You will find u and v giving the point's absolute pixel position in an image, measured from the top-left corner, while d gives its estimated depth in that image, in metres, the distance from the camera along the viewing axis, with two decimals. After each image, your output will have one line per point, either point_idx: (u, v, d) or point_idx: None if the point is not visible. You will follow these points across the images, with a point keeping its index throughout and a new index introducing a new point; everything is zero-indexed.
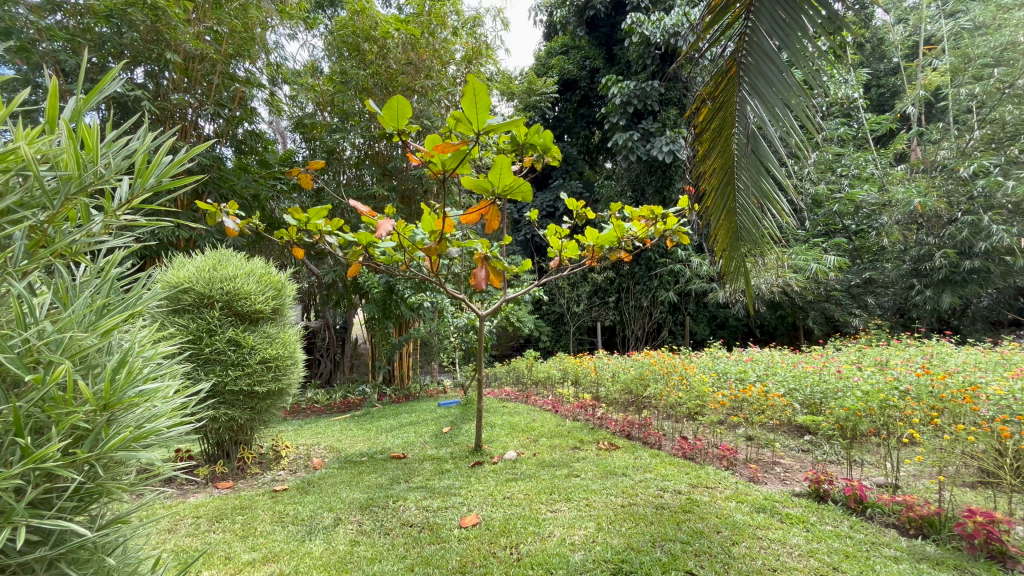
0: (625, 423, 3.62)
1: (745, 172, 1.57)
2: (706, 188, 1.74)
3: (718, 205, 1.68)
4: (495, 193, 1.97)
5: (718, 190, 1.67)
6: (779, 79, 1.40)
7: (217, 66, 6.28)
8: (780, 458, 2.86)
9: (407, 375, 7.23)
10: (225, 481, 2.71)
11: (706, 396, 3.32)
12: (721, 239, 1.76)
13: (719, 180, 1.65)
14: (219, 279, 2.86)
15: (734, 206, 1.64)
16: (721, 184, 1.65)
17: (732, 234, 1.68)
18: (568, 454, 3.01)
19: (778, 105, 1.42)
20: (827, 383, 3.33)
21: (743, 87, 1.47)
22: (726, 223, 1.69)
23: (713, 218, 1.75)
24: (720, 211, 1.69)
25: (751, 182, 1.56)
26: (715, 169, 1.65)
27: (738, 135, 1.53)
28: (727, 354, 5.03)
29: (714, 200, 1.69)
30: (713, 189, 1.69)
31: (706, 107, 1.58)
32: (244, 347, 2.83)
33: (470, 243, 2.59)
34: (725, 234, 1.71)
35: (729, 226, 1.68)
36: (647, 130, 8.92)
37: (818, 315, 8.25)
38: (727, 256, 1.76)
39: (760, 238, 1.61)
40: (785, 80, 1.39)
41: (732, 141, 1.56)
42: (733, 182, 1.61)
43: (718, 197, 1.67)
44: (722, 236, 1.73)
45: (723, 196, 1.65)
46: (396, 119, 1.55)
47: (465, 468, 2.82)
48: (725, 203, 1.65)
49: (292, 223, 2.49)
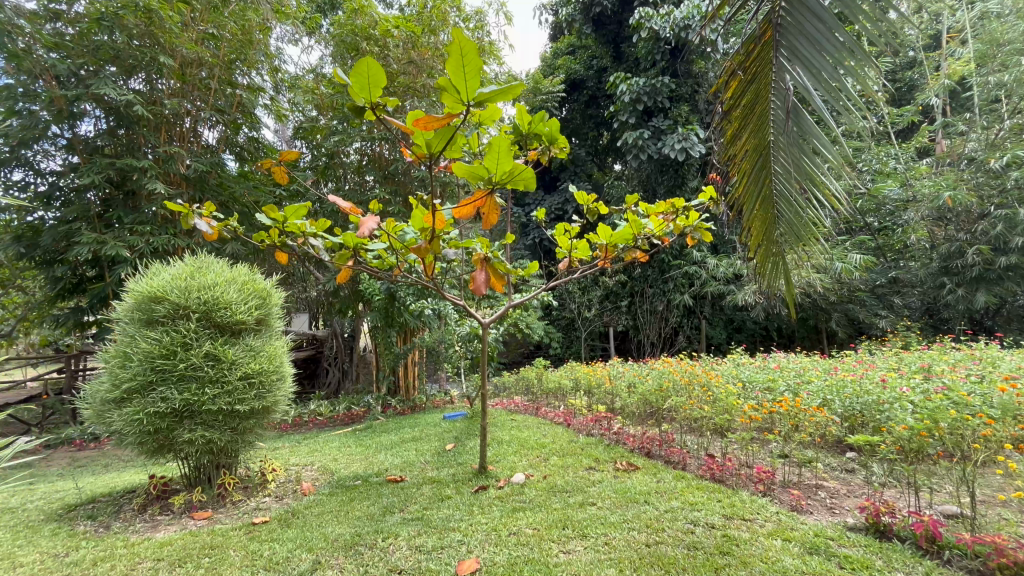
0: (644, 438, 3.30)
1: (784, 153, 1.28)
2: (736, 175, 1.44)
3: (751, 193, 1.38)
4: (492, 182, 1.69)
5: (750, 177, 1.37)
6: (828, 40, 1.15)
7: (215, 71, 6.10)
8: (823, 481, 2.53)
9: (413, 385, 6.98)
10: (203, 511, 2.45)
11: (735, 410, 3.00)
12: (753, 235, 1.44)
13: (752, 164, 1.36)
14: (196, 287, 2.62)
15: (771, 192, 1.34)
16: (753, 169, 1.36)
17: (768, 228, 1.37)
18: (582, 477, 2.71)
19: (828, 69, 1.15)
20: (869, 393, 3.01)
21: (781, 52, 1.21)
22: (761, 214, 1.38)
23: (743, 209, 1.44)
24: (753, 200, 1.38)
25: (790, 164, 1.28)
26: (747, 151, 1.36)
27: (775, 108, 1.26)
28: (750, 360, 4.69)
29: (747, 188, 1.39)
30: (745, 174, 1.39)
31: (736, 79, 1.32)
32: (224, 362, 2.58)
33: (468, 242, 2.32)
34: (759, 229, 1.40)
35: (763, 217, 1.37)
36: (658, 128, 8.61)
37: (841, 317, 7.88)
38: (760, 254, 1.44)
39: (803, 231, 1.31)
40: (835, 39, 1.13)
41: (769, 116, 1.28)
42: (770, 165, 1.32)
43: (752, 186, 1.37)
44: (755, 233, 1.42)
45: (757, 182, 1.36)
46: (368, 89, 1.29)
47: (467, 494, 2.53)
48: (760, 191, 1.36)
49: (268, 223, 2.23)
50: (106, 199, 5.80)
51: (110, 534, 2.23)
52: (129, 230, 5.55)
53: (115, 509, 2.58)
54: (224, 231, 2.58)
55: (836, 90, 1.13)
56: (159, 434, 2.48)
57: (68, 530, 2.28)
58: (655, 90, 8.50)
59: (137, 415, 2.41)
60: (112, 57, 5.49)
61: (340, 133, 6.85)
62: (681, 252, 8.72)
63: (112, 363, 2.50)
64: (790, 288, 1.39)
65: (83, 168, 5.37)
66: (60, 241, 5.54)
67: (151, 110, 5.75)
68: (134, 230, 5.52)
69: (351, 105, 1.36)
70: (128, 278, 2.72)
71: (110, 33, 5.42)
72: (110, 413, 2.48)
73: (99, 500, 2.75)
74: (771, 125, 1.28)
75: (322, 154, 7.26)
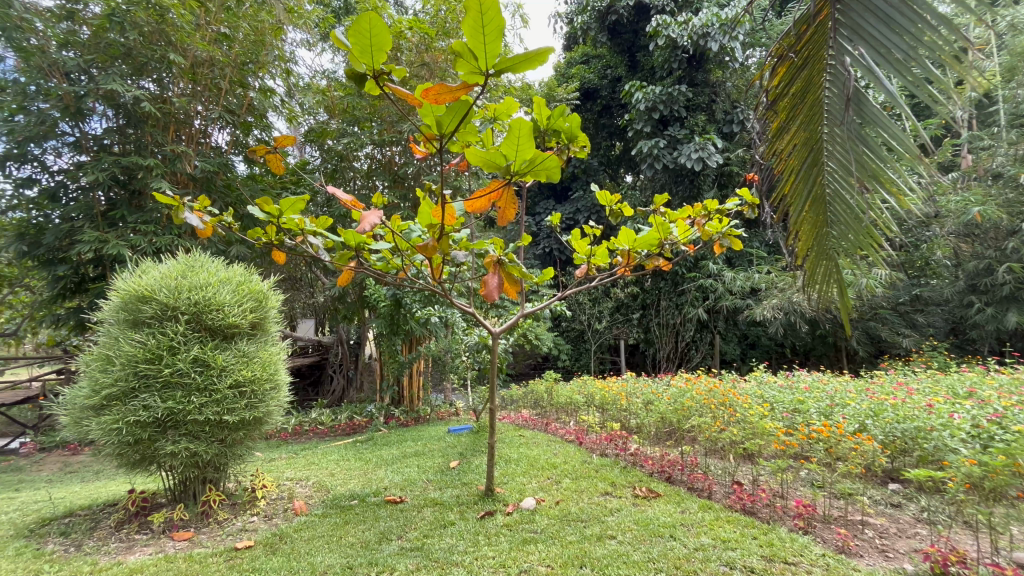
0: (663, 461, 3.06)
1: (841, 147, 1.09)
2: (781, 173, 1.25)
3: (799, 194, 1.19)
4: (510, 171, 1.49)
5: (796, 175, 1.18)
6: (904, 11, 0.93)
7: (226, 71, 5.99)
8: (869, 517, 2.27)
9: (418, 396, 6.74)
10: (183, 532, 2.25)
11: (766, 434, 2.74)
12: (803, 240, 1.23)
13: (799, 160, 1.16)
14: (187, 287, 2.45)
15: (823, 193, 1.14)
16: (800, 166, 1.17)
17: (820, 230, 1.17)
18: (597, 504, 2.46)
19: (901, 47, 0.93)
20: (913, 418, 2.75)
21: (840, 31, 1.01)
22: (810, 217, 1.18)
23: (789, 213, 1.24)
24: (801, 201, 1.19)
25: (846, 160, 1.08)
26: (796, 145, 1.16)
27: (830, 96, 1.06)
28: (772, 378, 4.45)
29: (793, 187, 1.20)
30: (791, 173, 1.20)
31: (786, 64, 1.13)
32: (213, 368, 2.39)
33: (480, 244, 2.12)
34: (806, 233, 1.20)
35: (814, 220, 1.18)
36: (674, 137, 8.40)
37: (862, 335, 7.61)
38: (811, 261, 1.23)
39: (865, 235, 1.11)
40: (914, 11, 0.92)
41: (823, 106, 1.08)
42: (821, 161, 1.12)
43: (799, 185, 1.18)
44: (803, 238, 1.22)
45: (806, 181, 1.16)
46: (372, 54, 1.10)
47: (472, 520, 2.30)
48: (809, 191, 1.16)
49: (261, 218, 2.02)
50: (111, 198, 5.70)
51: (79, 557, 2.03)
52: (133, 229, 5.43)
53: (90, 525, 2.38)
54: (220, 227, 2.41)
55: (911, 71, 0.91)
56: (139, 445, 2.29)
57: (35, 550, 2.10)
58: (671, 99, 8.30)
59: (115, 424, 2.23)
60: (123, 55, 5.41)
61: (350, 137, 6.74)
62: (696, 265, 8.46)
63: (93, 366, 2.32)
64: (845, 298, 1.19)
65: (89, 165, 5.28)
66: (63, 239, 5.45)
67: (161, 109, 5.68)
68: (137, 230, 5.39)
69: (350, 75, 1.17)
70: (117, 276, 2.55)
71: (122, 30, 5.34)
72: (88, 421, 2.30)
73: (77, 514, 2.56)
74: (825, 116, 1.09)
75: (331, 158, 7.13)
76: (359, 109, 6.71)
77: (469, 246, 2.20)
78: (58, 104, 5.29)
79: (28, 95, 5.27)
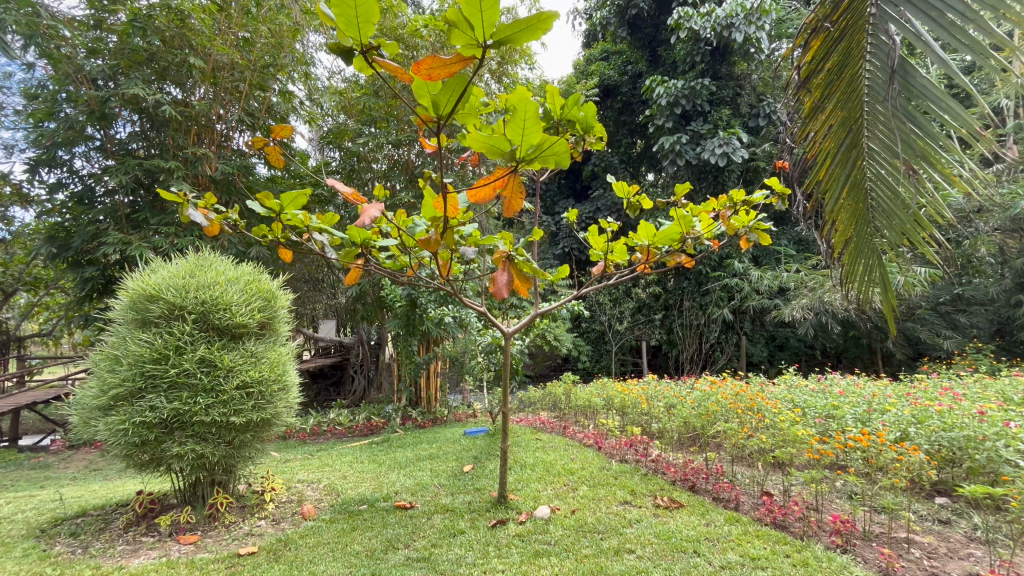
0: (686, 468, 2.91)
1: (884, 127, 1.06)
2: (816, 156, 1.23)
3: (836, 179, 1.17)
4: (516, 157, 1.36)
5: (834, 158, 1.16)
6: None
7: (247, 74, 6.03)
8: (914, 534, 2.09)
9: (435, 397, 6.67)
10: (189, 535, 2.22)
11: (799, 442, 2.57)
12: (840, 228, 1.22)
13: (838, 141, 1.14)
14: (194, 286, 2.42)
15: (863, 176, 1.12)
16: (838, 149, 1.14)
17: (859, 219, 1.15)
18: (615, 514, 2.33)
19: (955, 8, 0.90)
20: (961, 425, 2.55)
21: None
22: (848, 205, 1.16)
23: (826, 200, 1.22)
24: (839, 187, 1.17)
25: (890, 141, 1.06)
26: (832, 125, 1.15)
27: (872, 71, 1.05)
28: (803, 381, 4.22)
29: (830, 173, 1.18)
30: (827, 156, 1.18)
31: (821, 37, 1.12)
32: (219, 369, 2.35)
33: (489, 239, 2.01)
34: (845, 221, 1.18)
35: (853, 208, 1.15)
36: (697, 132, 8.14)
37: (898, 336, 7.27)
38: (853, 252, 1.20)
39: (911, 221, 1.08)
40: None
41: (865, 82, 1.06)
42: (861, 143, 1.10)
43: (837, 170, 1.16)
44: (841, 228, 1.20)
45: (844, 164, 1.14)
46: (358, 26, 1.00)
47: (484, 529, 2.20)
48: (847, 175, 1.14)
49: (261, 214, 1.92)
50: (136, 200, 5.81)
51: (82, 560, 2.00)
52: (156, 231, 5.53)
53: (99, 526, 2.36)
54: (227, 226, 2.37)
55: (967, 32, 0.88)
56: (147, 446, 2.26)
57: (42, 551, 2.08)
58: (694, 93, 8.05)
59: (122, 425, 2.20)
60: (147, 61, 5.54)
61: (368, 137, 6.74)
62: (721, 263, 8.19)
63: (100, 366, 2.31)
64: (889, 292, 1.16)
65: (114, 168, 5.39)
66: (89, 242, 5.57)
67: (184, 113, 5.79)
68: (160, 231, 5.48)
69: (336, 51, 1.07)
70: (127, 274, 2.54)
71: (144, 36, 5.43)
72: (97, 421, 2.28)
73: (89, 514, 2.56)
74: (866, 92, 1.07)
75: (349, 159, 7.15)
76: (375, 109, 6.71)
77: (477, 242, 2.09)
78: (85, 109, 5.43)
79: (58, 102, 5.42)
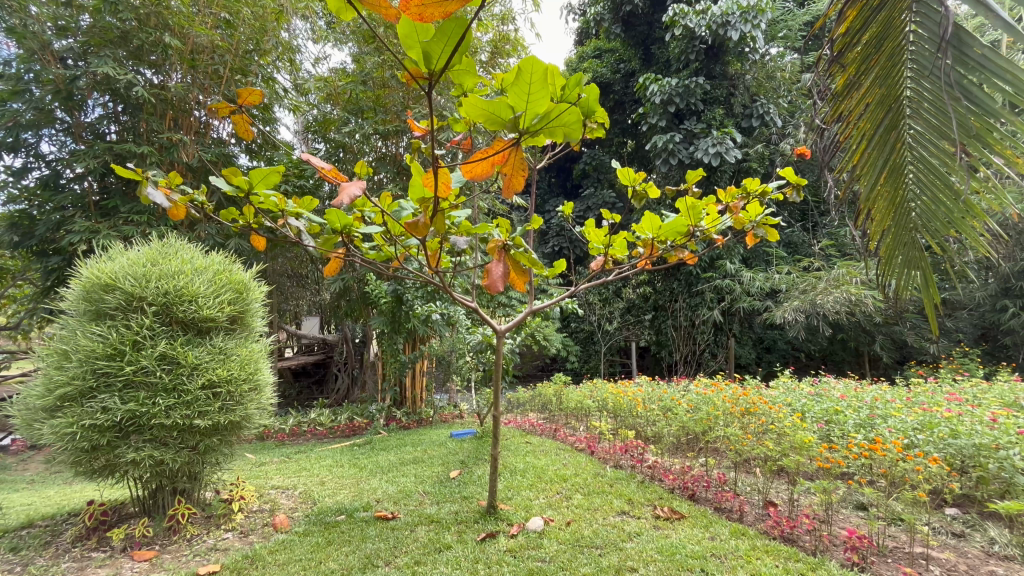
0: (685, 475, 2.77)
1: (931, 105, 0.90)
2: (848, 141, 1.07)
3: (873, 165, 1.02)
4: (518, 129, 1.18)
5: (870, 141, 1.01)
6: None
7: (227, 58, 5.66)
8: (932, 550, 1.97)
9: (421, 397, 6.45)
10: (145, 551, 2.01)
11: (806, 450, 2.41)
12: (876, 219, 1.05)
13: (874, 123, 0.99)
14: (155, 275, 2.20)
15: (904, 160, 0.97)
16: (876, 130, 1.00)
17: (897, 207, 1.00)
18: (613, 526, 2.17)
19: None
20: (972, 432, 2.45)
21: None
22: (886, 192, 1.01)
23: (858, 187, 1.07)
24: (875, 173, 1.01)
25: (939, 121, 0.90)
26: (869, 104, 0.99)
27: (918, 43, 0.90)
28: (799, 385, 4.11)
29: (866, 157, 1.03)
30: (862, 138, 1.04)
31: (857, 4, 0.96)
32: (182, 366, 2.14)
33: (483, 226, 1.83)
34: (882, 212, 1.03)
35: (891, 196, 1.00)
36: (690, 132, 8.01)
37: (885, 340, 7.30)
38: (890, 244, 1.04)
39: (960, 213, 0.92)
40: None
41: (906, 57, 0.91)
42: (902, 124, 0.95)
43: (874, 154, 1.01)
44: (876, 218, 1.06)
45: (882, 147, 0.99)
46: None
47: (471, 542, 2.03)
48: (886, 160, 0.99)
49: (227, 192, 1.69)
50: (106, 187, 5.50)
51: None
52: (125, 220, 5.24)
53: (45, 540, 2.14)
54: (194, 209, 2.16)
55: None
56: (98, 452, 2.04)
57: None
58: (688, 91, 7.94)
59: (70, 428, 1.98)
60: (119, 39, 5.23)
61: (353, 127, 6.52)
62: (712, 264, 8.03)
63: (48, 362, 2.08)
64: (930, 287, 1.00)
65: (81, 152, 5.09)
66: (54, 230, 5.25)
67: (159, 97, 5.49)
68: (130, 219, 5.19)
69: None
70: (82, 261, 2.31)
71: (116, 13, 5.12)
72: (42, 424, 2.06)
73: (38, 525, 2.33)
74: (909, 66, 0.92)
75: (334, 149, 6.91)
76: (363, 99, 6.49)
77: (469, 231, 1.91)
78: (52, 89, 5.12)
79: (23, 81, 5.11)
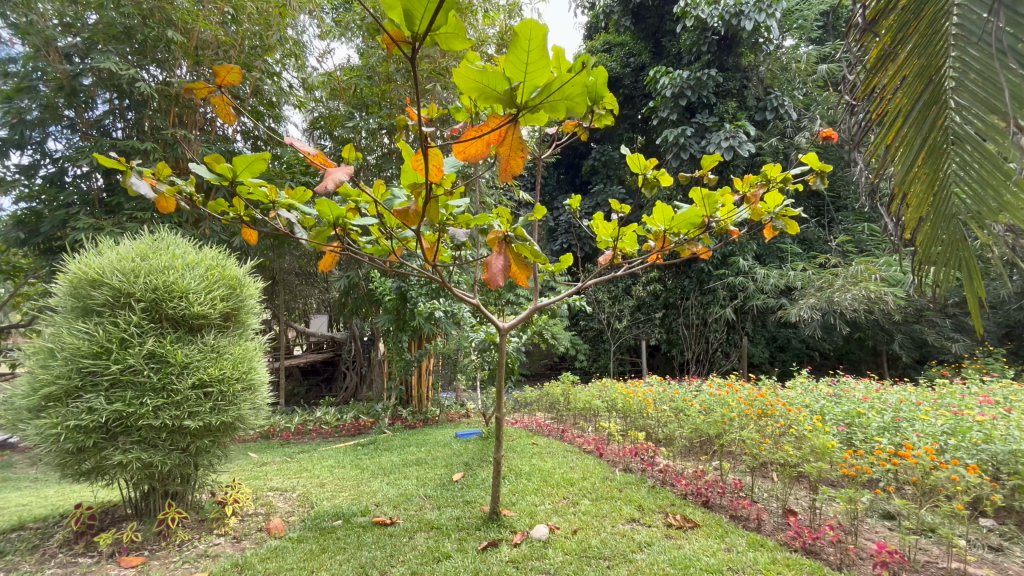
0: (699, 480, 2.63)
1: (978, 73, 0.75)
2: (883, 117, 0.91)
3: (909, 145, 0.85)
4: (515, 104, 1.06)
5: (907, 118, 0.85)
6: None
7: (229, 53, 5.58)
8: (969, 566, 1.82)
9: (427, 396, 6.36)
10: (133, 557, 1.93)
11: (829, 456, 2.26)
12: (911, 206, 0.88)
13: (911, 98, 0.84)
14: (144, 271, 2.12)
15: (944, 138, 0.80)
16: (912, 106, 0.84)
17: (935, 190, 0.83)
18: (622, 535, 2.05)
19: None
20: (1006, 438, 2.28)
21: None
22: (924, 175, 0.84)
23: (890, 173, 0.91)
24: (912, 154, 0.85)
25: (988, 93, 0.74)
26: (906, 76, 0.85)
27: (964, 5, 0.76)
28: (816, 385, 3.95)
29: (901, 137, 0.87)
30: (897, 116, 0.88)
31: None
32: (172, 365, 2.06)
33: (484, 216, 1.71)
34: (918, 197, 0.86)
35: (929, 178, 0.83)
36: (702, 125, 7.81)
37: (905, 338, 7.07)
38: (929, 234, 0.86)
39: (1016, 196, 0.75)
40: None
41: (949, 21, 0.78)
42: (944, 97, 0.79)
43: (911, 133, 0.85)
44: (911, 206, 0.88)
45: (921, 124, 0.83)
46: None
47: (471, 550, 1.92)
48: (924, 139, 0.83)
49: (210, 180, 1.58)
50: (111, 184, 5.47)
51: None
52: (129, 216, 5.21)
53: (32, 544, 2.07)
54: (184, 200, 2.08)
55: None
56: (84, 453, 1.97)
57: None
58: (700, 84, 7.72)
59: (55, 429, 1.91)
60: (122, 35, 5.18)
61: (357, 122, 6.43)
62: (724, 261, 7.87)
63: (34, 361, 2.01)
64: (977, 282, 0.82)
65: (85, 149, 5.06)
66: (60, 228, 5.23)
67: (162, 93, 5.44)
68: (134, 216, 5.16)
69: None
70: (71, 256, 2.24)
71: (119, 8, 5.07)
72: (27, 424, 1.99)
73: (28, 527, 2.27)
74: (952, 32, 0.77)
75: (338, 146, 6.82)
76: (367, 93, 6.39)
77: (469, 222, 1.79)
78: (57, 85, 5.10)
79: (29, 78, 5.10)
